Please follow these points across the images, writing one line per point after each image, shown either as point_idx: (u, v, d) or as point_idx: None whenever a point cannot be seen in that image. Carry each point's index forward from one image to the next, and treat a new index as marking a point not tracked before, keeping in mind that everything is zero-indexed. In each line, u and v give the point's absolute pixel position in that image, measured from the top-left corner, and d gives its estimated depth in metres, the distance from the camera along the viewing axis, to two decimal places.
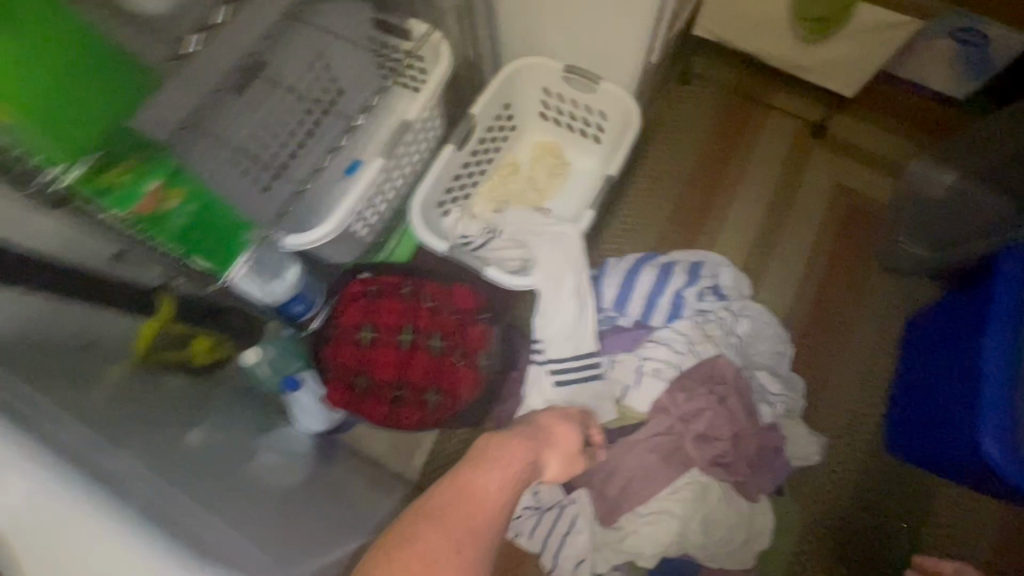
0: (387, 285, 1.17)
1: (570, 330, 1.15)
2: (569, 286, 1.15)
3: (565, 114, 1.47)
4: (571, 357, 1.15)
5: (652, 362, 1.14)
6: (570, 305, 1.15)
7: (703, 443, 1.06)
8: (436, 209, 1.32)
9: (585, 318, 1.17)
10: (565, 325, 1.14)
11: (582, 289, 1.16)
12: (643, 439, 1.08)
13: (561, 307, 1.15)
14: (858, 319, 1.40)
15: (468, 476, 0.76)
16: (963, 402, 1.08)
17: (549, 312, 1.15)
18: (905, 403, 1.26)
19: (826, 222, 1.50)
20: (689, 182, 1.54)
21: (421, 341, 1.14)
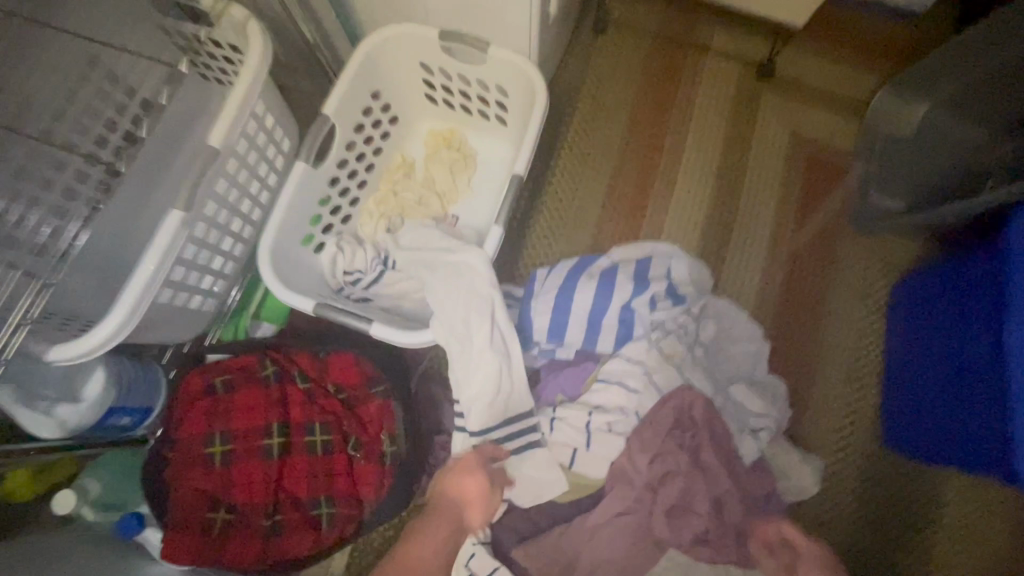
0: (241, 371, 0.87)
1: (495, 389, 0.88)
2: (482, 331, 0.88)
3: (457, 94, 1.14)
4: (499, 422, 0.89)
5: (605, 411, 0.89)
6: (489, 356, 0.88)
7: (678, 514, 0.83)
8: (301, 248, 1.00)
9: (513, 368, 0.89)
10: (486, 384, 0.87)
11: (503, 334, 0.89)
12: (604, 519, 0.84)
13: (477, 362, 0.87)
14: (838, 295, 1.18)
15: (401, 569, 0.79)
16: (987, 408, 0.85)
17: (464, 371, 0.87)
18: (911, 406, 1.03)
19: (788, 182, 1.26)
20: (621, 158, 1.27)
21: (299, 440, 0.85)
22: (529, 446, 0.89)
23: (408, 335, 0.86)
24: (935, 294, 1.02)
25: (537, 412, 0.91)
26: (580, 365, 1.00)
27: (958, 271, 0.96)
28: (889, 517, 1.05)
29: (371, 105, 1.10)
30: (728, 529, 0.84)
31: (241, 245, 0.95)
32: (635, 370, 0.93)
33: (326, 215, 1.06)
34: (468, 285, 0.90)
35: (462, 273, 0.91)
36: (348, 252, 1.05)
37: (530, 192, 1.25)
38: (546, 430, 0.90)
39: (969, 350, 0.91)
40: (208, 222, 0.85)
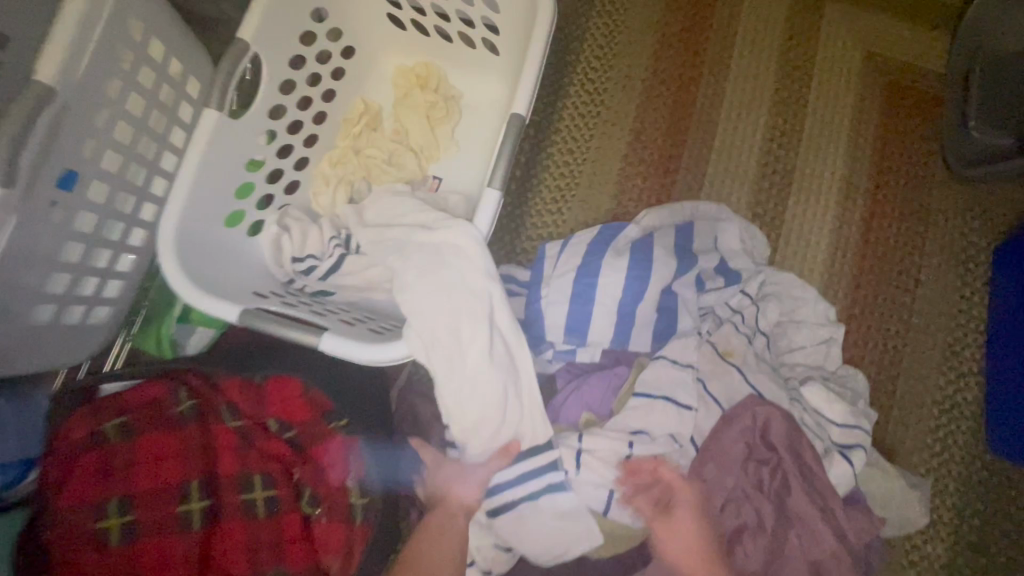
0: (147, 409, 0.63)
1: (501, 418, 0.63)
2: (477, 339, 0.62)
3: (430, 13, 0.85)
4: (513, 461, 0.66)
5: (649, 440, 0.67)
6: (488, 374, 0.62)
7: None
8: (228, 231, 0.74)
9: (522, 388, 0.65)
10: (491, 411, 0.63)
11: (505, 340, 0.64)
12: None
13: (473, 382, 0.62)
14: (928, 261, 0.93)
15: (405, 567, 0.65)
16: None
17: (456, 395, 0.63)
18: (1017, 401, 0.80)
19: (861, 117, 0.98)
20: (646, 95, 0.99)
21: (231, 501, 0.62)
22: (548, 490, 0.66)
23: (378, 352, 0.61)
24: None
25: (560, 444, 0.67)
26: (609, 371, 0.76)
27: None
28: (997, 539, 0.84)
29: (314, 30, 0.81)
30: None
31: (140, 231, 0.69)
32: (688, 380, 0.70)
33: (262, 184, 0.79)
34: (453, 276, 0.64)
35: (446, 261, 0.65)
36: (295, 233, 0.79)
37: (532, 142, 0.97)
38: (570, 470, 0.67)
39: None
40: (72, 204, 0.59)
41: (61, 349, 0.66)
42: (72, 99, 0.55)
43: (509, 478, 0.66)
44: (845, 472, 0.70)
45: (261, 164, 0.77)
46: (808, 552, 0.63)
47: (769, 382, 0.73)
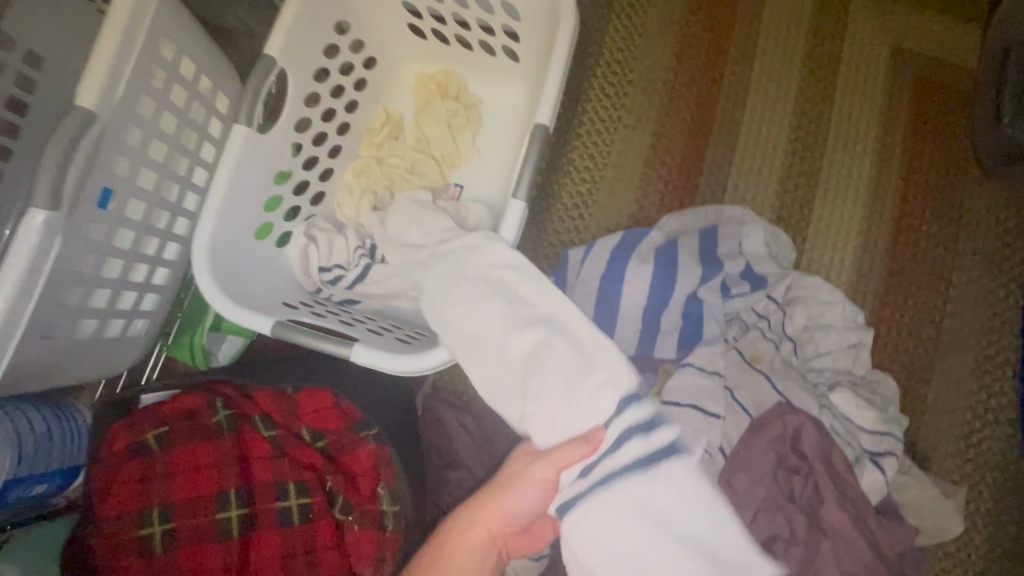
0: (183, 420, 0.65)
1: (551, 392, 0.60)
2: (496, 315, 0.64)
3: (451, 22, 0.86)
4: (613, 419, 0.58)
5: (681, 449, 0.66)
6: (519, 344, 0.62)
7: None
8: (258, 244, 0.75)
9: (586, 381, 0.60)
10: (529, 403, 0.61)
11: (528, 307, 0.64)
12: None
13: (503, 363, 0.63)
14: (960, 262, 0.91)
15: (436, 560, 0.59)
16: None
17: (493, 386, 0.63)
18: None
19: (890, 116, 0.96)
20: (667, 99, 0.99)
21: (267, 508, 0.63)
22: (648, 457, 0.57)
23: (414, 361, 0.63)
24: None
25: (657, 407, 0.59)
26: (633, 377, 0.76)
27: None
28: None
29: (337, 43, 0.82)
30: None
31: (175, 245, 0.71)
32: (714, 386, 0.69)
33: (289, 196, 0.80)
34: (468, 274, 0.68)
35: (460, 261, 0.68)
36: (321, 243, 0.80)
37: (553, 148, 0.97)
38: None
39: None
40: (111, 223, 0.61)
41: (101, 362, 0.68)
42: (111, 121, 0.57)
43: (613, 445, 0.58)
44: (877, 480, 0.69)
45: (289, 176, 0.79)
46: (842, 563, 0.62)
47: (796, 388, 0.73)
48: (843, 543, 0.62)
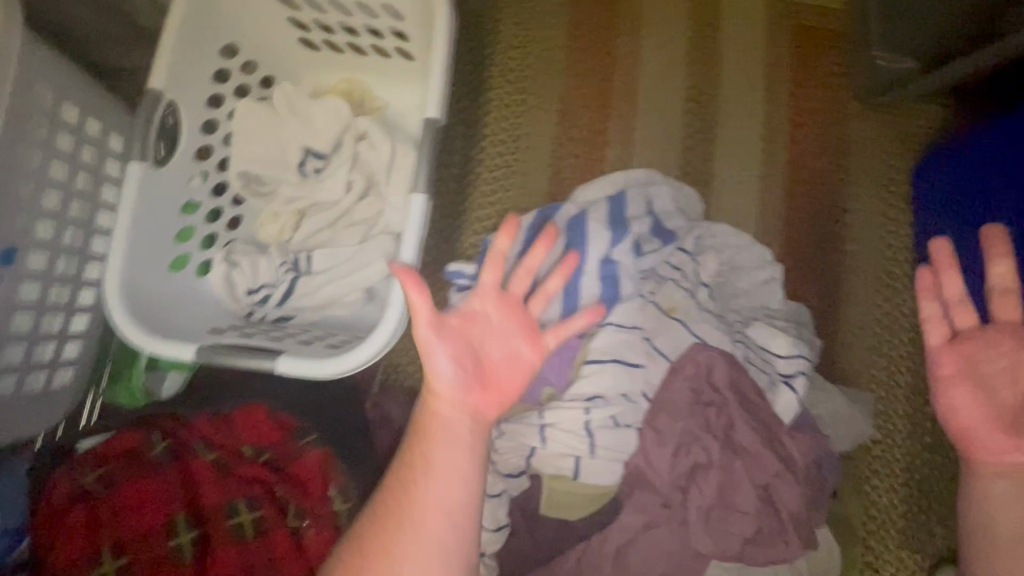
0: (123, 458, 0.65)
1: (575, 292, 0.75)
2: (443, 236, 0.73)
3: (340, 31, 0.87)
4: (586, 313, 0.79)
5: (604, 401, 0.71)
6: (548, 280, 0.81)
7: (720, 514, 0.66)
8: (173, 276, 0.76)
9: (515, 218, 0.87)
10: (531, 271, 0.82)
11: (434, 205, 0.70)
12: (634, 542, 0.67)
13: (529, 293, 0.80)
14: (852, 191, 0.98)
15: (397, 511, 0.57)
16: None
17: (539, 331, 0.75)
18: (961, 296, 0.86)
19: (775, 61, 1.02)
20: (567, 76, 1.02)
21: (218, 530, 0.64)
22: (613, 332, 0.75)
23: (337, 363, 0.65)
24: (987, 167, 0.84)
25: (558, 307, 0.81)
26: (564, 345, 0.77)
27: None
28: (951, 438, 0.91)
29: (226, 66, 0.82)
30: (780, 516, 0.67)
31: (89, 290, 0.71)
32: (632, 340, 0.74)
33: (201, 225, 0.81)
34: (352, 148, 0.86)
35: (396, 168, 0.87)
36: (245, 265, 0.81)
37: (463, 140, 0.99)
38: (537, 443, 0.71)
39: None
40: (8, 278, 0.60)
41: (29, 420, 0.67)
42: None
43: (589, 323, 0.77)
44: (790, 401, 0.75)
45: (197, 206, 0.79)
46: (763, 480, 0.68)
47: (712, 330, 0.78)
48: (760, 461, 0.68)
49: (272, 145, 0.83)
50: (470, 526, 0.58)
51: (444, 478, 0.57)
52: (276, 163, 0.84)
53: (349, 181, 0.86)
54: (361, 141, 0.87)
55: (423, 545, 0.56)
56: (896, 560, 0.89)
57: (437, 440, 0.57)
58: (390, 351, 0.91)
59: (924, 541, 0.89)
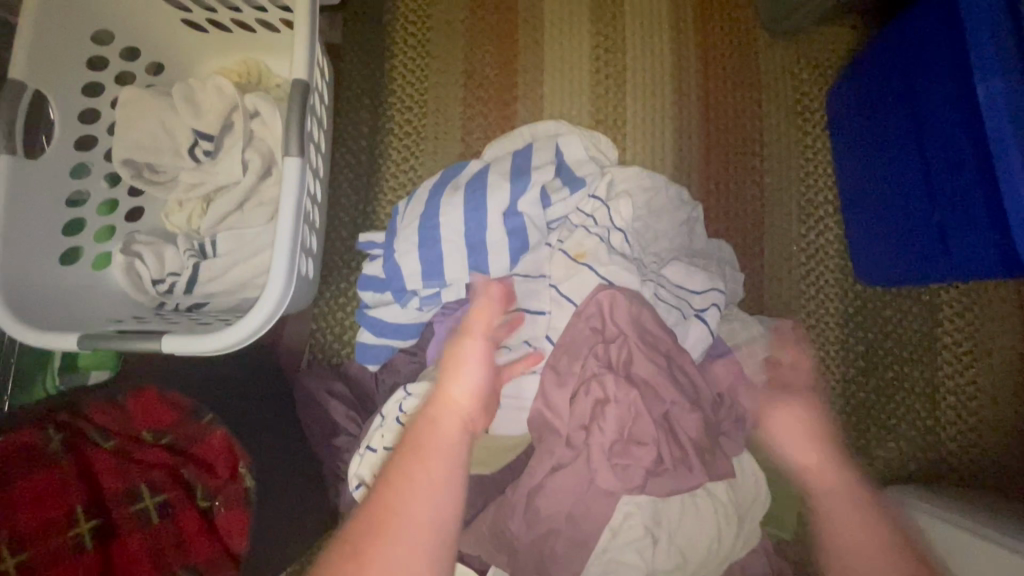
0: (17, 454, 0.64)
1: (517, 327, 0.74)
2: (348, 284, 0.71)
3: (220, 8, 0.84)
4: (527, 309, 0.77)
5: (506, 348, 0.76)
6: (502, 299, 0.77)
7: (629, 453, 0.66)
8: (66, 273, 0.75)
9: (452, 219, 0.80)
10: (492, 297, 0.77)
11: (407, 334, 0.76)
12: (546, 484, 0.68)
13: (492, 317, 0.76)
14: (767, 123, 0.97)
15: (378, 532, 0.57)
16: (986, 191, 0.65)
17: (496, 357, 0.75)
18: (869, 208, 0.85)
19: (679, 1, 0.99)
20: (469, 37, 0.99)
21: (123, 514, 0.65)
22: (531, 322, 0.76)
23: (224, 335, 0.64)
24: (890, 90, 0.78)
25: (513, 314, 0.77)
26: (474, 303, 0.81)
27: (911, 39, 0.73)
28: (884, 360, 0.89)
29: (102, 54, 0.80)
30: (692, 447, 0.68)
31: None
32: (539, 290, 0.77)
33: (93, 219, 0.79)
34: (245, 127, 0.84)
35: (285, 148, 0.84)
36: (148, 256, 0.80)
37: (370, 111, 0.98)
38: None
39: (926, 125, 0.72)
40: None
41: None
42: None
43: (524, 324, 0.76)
44: (701, 333, 0.75)
45: (88, 198, 0.79)
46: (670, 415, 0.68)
47: (624, 271, 0.75)
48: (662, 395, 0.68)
49: (160, 130, 0.81)
50: (445, 550, 0.57)
51: (427, 488, 0.60)
52: (167, 149, 0.82)
53: (245, 161, 0.83)
54: (254, 119, 0.85)
55: (399, 555, 0.56)
56: None
57: (428, 451, 0.62)
58: (312, 331, 0.90)
59: (867, 467, 0.88)
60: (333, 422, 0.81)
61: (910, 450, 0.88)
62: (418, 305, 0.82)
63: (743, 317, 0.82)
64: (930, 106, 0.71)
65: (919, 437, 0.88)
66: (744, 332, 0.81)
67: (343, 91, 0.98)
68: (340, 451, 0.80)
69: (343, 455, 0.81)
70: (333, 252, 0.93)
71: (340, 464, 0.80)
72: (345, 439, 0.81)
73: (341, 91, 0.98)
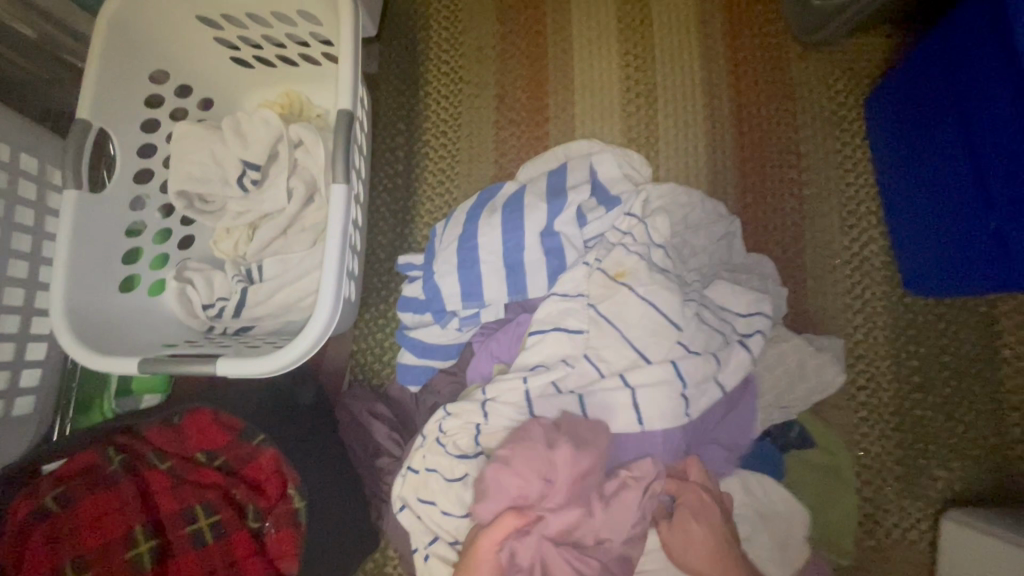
0: (81, 476, 0.67)
1: (566, 356, 0.75)
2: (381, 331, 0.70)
3: (266, 45, 0.88)
4: (570, 334, 0.75)
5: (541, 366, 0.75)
6: (546, 325, 0.76)
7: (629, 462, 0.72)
8: (124, 301, 0.78)
9: (491, 241, 0.80)
10: (542, 324, 0.76)
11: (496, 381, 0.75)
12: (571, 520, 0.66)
13: (537, 346, 0.75)
14: (803, 135, 0.95)
15: None
16: None
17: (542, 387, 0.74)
18: (920, 216, 0.82)
19: (708, 18, 1.00)
20: (501, 62, 1.02)
21: (177, 534, 0.66)
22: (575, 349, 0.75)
23: (275, 357, 0.65)
24: (935, 99, 0.76)
25: (557, 339, 0.75)
26: (514, 322, 0.82)
27: (956, 41, 0.71)
28: (940, 376, 0.86)
29: (158, 93, 0.85)
30: (685, 445, 0.74)
31: (42, 318, 0.73)
32: (578, 310, 0.76)
33: (149, 248, 0.83)
34: (289, 156, 0.87)
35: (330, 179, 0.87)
36: (199, 282, 0.83)
37: (407, 137, 1.01)
38: (479, 420, 0.74)
39: (977, 135, 0.69)
40: None
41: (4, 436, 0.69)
42: None
43: (567, 350, 0.75)
44: (744, 359, 0.74)
45: (144, 227, 0.83)
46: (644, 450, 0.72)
47: (670, 296, 0.73)
48: (684, 404, 0.72)
49: (210, 161, 0.85)
50: None
51: None
52: (216, 180, 0.86)
53: (290, 189, 0.87)
54: (298, 148, 0.88)
55: None
56: (897, 510, 0.83)
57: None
58: (354, 352, 0.92)
59: (927, 488, 0.83)
60: (376, 443, 0.83)
61: (972, 471, 0.83)
62: (457, 326, 0.83)
63: (787, 333, 0.80)
64: (981, 113, 0.69)
65: (982, 456, 0.83)
66: (790, 348, 0.79)
67: (380, 119, 1.01)
68: (382, 471, 0.81)
69: (384, 475, 0.82)
70: (372, 275, 0.95)
71: (382, 484, 0.81)
72: (386, 460, 0.82)
73: (379, 119, 1.01)
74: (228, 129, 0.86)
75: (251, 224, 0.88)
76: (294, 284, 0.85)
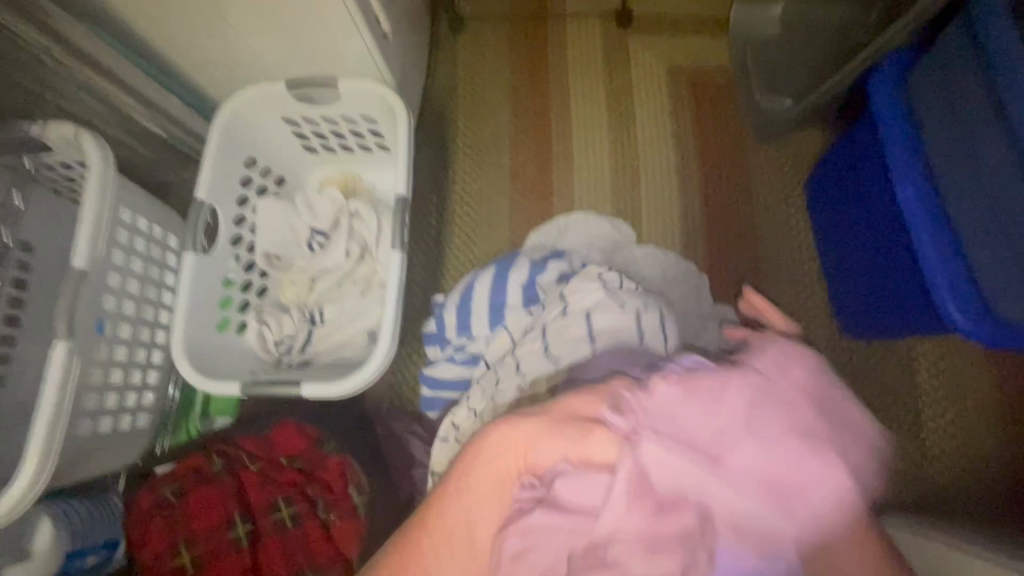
0: (191, 474, 0.87)
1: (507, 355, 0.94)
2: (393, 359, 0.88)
3: (333, 137, 1.13)
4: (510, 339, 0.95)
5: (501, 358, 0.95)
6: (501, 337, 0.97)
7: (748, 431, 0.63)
8: (218, 339, 0.99)
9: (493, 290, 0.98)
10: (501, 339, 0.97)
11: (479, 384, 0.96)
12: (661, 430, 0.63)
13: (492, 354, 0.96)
14: (757, 208, 1.19)
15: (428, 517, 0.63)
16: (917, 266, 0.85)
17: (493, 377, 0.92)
18: (845, 276, 1.04)
19: (680, 116, 1.26)
20: (515, 148, 1.27)
21: (265, 521, 0.85)
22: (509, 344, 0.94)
23: (346, 382, 0.86)
24: (847, 187, 0.99)
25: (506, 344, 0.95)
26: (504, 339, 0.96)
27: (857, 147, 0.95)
28: (872, 406, 1.05)
29: (249, 174, 1.09)
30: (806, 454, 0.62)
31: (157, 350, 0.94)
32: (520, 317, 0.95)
33: (237, 296, 1.05)
34: (349, 225, 1.10)
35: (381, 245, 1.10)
36: (273, 324, 1.04)
37: (438, 206, 1.24)
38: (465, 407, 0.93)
39: (877, 216, 0.92)
40: (108, 341, 0.84)
41: (127, 442, 0.89)
42: (101, 272, 0.81)
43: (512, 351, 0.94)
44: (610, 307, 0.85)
45: (234, 280, 1.04)
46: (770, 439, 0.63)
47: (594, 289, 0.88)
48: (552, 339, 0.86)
49: (287, 228, 1.08)
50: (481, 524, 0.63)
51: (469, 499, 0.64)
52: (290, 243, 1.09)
53: (348, 249, 1.09)
54: (355, 218, 1.11)
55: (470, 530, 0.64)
56: None
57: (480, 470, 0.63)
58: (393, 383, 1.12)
59: None
60: None
61: (901, 484, 1.01)
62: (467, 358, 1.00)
63: None
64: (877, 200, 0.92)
65: (909, 471, 1.01)
66: None
67: (417, 191, 1.25)
68: None
69: None
70: (409, 319, 1.16)
71: None
72: None
73: (416, 191, 1.25)
74: (301, 203, 1.10)
75: (317, 277, 1.09)
76: (348, 325, 1.06)
